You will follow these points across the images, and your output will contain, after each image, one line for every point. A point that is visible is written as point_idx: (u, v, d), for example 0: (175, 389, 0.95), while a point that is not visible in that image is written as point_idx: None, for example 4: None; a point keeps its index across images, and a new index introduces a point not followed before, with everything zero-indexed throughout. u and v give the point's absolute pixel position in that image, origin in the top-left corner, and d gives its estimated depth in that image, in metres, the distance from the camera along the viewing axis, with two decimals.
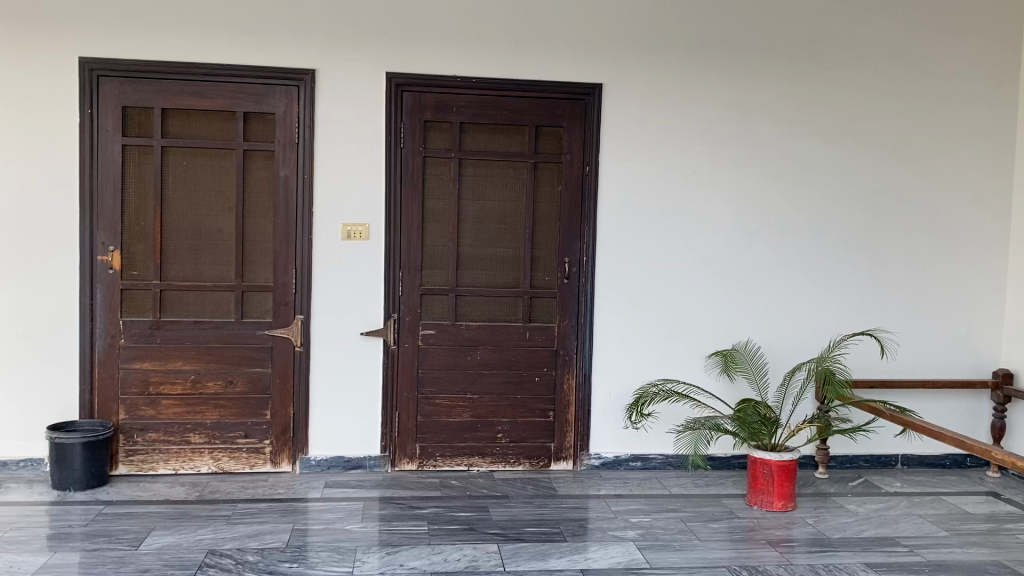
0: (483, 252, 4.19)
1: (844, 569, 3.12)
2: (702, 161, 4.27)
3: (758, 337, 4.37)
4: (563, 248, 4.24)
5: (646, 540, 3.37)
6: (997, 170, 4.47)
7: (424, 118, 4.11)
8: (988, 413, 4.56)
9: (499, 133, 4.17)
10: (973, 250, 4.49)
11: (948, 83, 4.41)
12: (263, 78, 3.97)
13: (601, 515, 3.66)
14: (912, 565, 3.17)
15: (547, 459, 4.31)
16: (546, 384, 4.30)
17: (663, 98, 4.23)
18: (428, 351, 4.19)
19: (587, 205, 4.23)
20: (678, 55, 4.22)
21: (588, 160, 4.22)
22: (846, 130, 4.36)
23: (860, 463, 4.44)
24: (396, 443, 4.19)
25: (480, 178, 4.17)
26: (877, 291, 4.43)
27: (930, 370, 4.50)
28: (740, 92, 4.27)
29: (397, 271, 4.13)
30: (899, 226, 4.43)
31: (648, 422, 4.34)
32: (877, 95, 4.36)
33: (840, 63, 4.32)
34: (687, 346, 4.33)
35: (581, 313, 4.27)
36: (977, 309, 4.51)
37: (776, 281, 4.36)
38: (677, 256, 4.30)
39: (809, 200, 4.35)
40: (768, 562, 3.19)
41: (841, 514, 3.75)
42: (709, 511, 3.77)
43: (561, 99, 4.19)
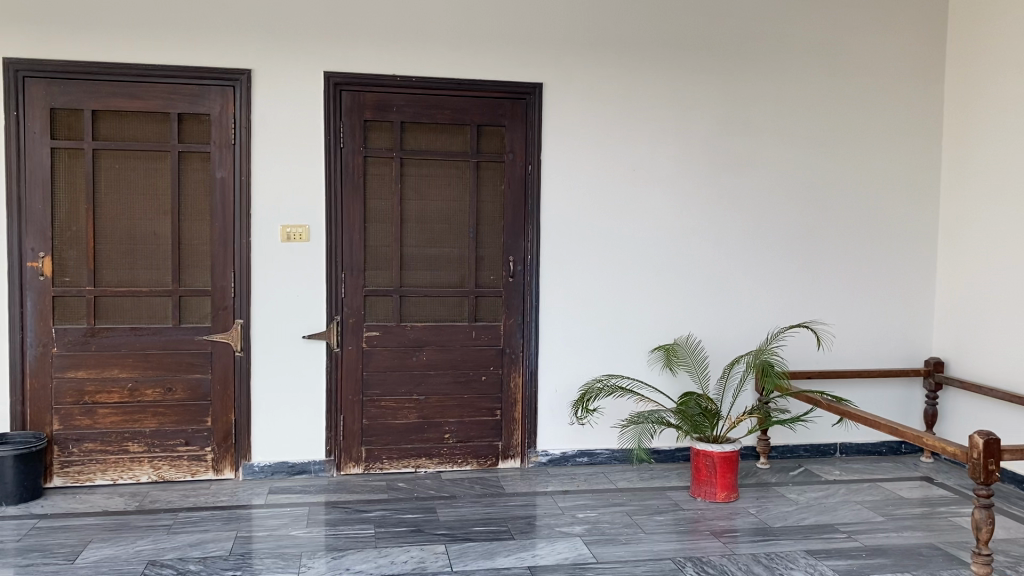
0: (426, 252, 4.18)
1: (785, 556, 3.19)
2: (642, 159, 4.32)
3: (699, 332, 4.44)
4: (508, 246, 4.25)
5: (592, 535, 3.40)
6: (924, 164, 4.61)
7: (364, 118, 4.08)
8: (920, 401, 4.69)
9: (440, 132, 4.16)
10: (904, 244, 4.62)
11: (877, 81, 4.54)
12: (197, 78, 3.90)
13: (548, 511, 3.68)
14: (850, 550, 3.26)
15: (494, 458, 4.31)
16: (493, 383, 4.30)
17: (601, 97, 4.26)
18: (372, 354, 4.16)
19: (530, 204, 4.24)
20: (616, 54, 4.26)
21: (530, 159, 4.23)
22: (782, 126, 4.44)
23: (800, 452, 4.54)
24: (341, 447, 4.15)
25: (422, 177, 4.16)
26: (813, 285, 4.54)
27: (864, 360, 4.62)
28: (677, 91, 4.33)
29: (339, 273, 4.09)
30: (834, 220, 4.54)
31: (594, 418, 4.37)
32: (810, 92, 4.46)
33: (773, 62, 4.41)
34: (631, 342, 4.38)
35: (527, 312, 4.28)
36: (908, 301, 4.64)
37: (716, 276, 4.43)
38: (619, 253, 4.33)
39: (746, 197, 4.43)
40: (712, 552, 3.24)
41: (782, 503, 3.83)
42: (654, 504, 3.81)
43: (502, 98, 4.20)
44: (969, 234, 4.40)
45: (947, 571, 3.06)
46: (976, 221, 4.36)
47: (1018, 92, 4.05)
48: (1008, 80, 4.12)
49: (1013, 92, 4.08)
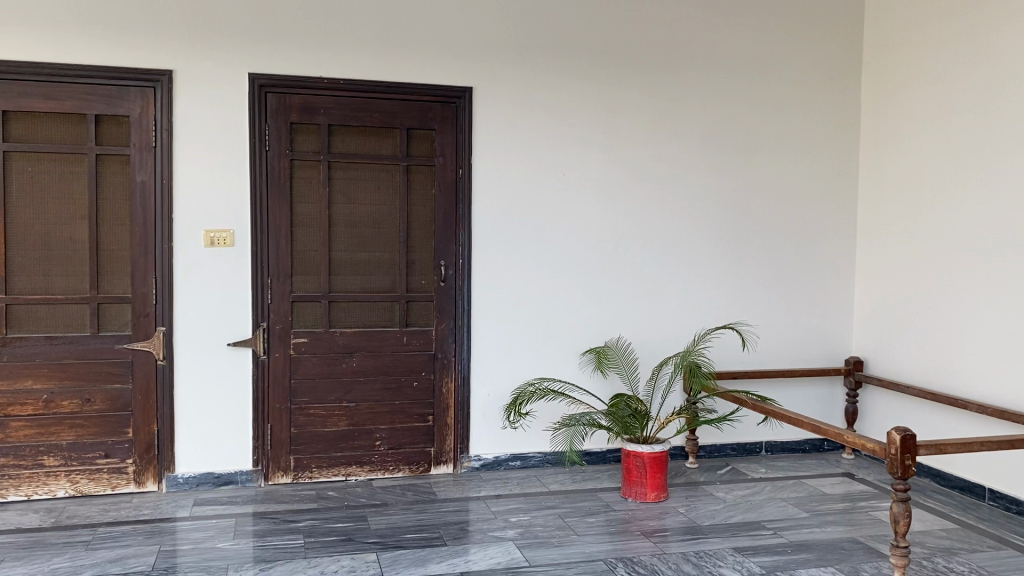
0: (356, 257, 4.12)
1: (714, 554, 3.24)
2: (571, 163, 4.35)
3: (629, 334, 4.48)
4: (439, 251, 4.23)
5: (525, 539, 3.40)
6: (843, 170, 4.76)
7: (290, 120, 4.00)
8: (840, 399, 4.83)
9: (369, 135, 4.11)
10: (825, 246, 4.75)
11: (798, 88, 4.67)
12: (115, 78, 3.77)
13: (481, 516, 3.67)
14: (776, 546, 3.33)
15: (426, 464, 4.28)
16: (425, 389, 4.26)
17: (531, 101, 4.28)
18: (300, 360, 4.08)
19: (461, 209, 4.23)
20: (545, 59, 4.29)
21: (461, 163, 4.22)
22: (707, 132, 4.53)
23: (727, 451, 4.63)
24: (268, 457, 4.06)
25: (350, 180, 4.10)
26: (738, 287, 4.63)
27: (788, 360, 4.74)
28: (605, 96, 4.38)
29: (265, 278, 4.01)
30: (758, 224, 4.64)
31: (526, 421, 4.37)
32: (734, 98, 4.56)
33: (699, 69, 4.50)
34: (563, 345, 4.40)
35: (459, 316, 4.26)
36: (828, 302, 4.78)
37: (645, 280, 4.49)
38: (549, 257, 4.35)
39: (673, 201, 4.50)
40: (643, 552, 3.27)
41: (710, 501, 3.90)
42: (586, 505, 3.83)
43: (432, 102, 4.17)
44: (886, 237, 4.56)
45: (868, 563, 3.15)
46: (892, 224, 4.51)
47: (930, 100, 4.21)
48: (920, 89, 4.29)
49: (926, 100, 4.24)
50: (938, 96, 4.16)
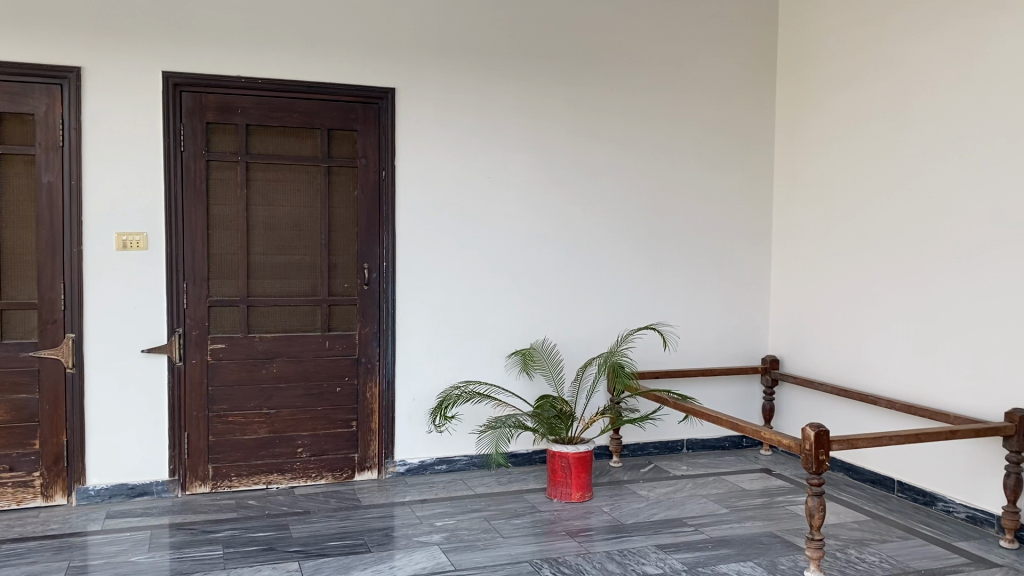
0: (276, 260, 4.04)
1: (637, 552, 3.28)
2: (495, 165, 4.35)
3: (554, 336, 4.51)
4: (362, 253, 4.18)
5: (450, 543, 3.38)
6: (759, 174, 4.89)
7: (206, 120, 3.90)
8: (758, 396, 4.96)
9: (289, 136, 4.04)
10: (742, 248, 4.88)
11: (717, 93, 4.77)
12: (19, 75, 3.61)
13: (406, 521, 3.63)
14: (697, 543, 3.39)
15: (350, 471, 4.22)
16: (348, 394, 4.20)
17: (454, 102, 4.26)
18: (217, 366, 3.98)
19: (384, 210, 4.18)
20: (468, 61, 4.28)
21: (383, 164, 4.17)
22: (629, 136, 4.60)
23: (650, 450, 4.70)
24: (186, 466, 3.94)
25: (270, 182, 4.02)
26: (660, 287, 4.71)
27: (708, 359, 4.84)
28: (528, 98, 4.40)
29: (180, 282, 3.90)
30: (678, 226, 4.73)
31: (452, 425, 4.35)
32: (654, 102, 4.64)
33: (620, 73, 4.56)
34: (488, 348, 4.39)
35: (383, 320, 4.21)
36: (746, 302, 4.91)
37: (569, 281, 4.52)
38: (474, 259, 4.34)
39: (596, 203, 4.55)
40: (568, 552, 3.29)
41: (634, 500, 3.95)
42: (511, 507, 3.84)
43: (354, 102, 4.12)
44: (800, 240, 4.70)
45: (785, 556, 3.24)
46: (805, 227, 4.65)
47: (842, 108, 4.36)
48: (832, 97, 4.44)
49: (838, 108, 4.39)
50: (849, 103, 4.31)
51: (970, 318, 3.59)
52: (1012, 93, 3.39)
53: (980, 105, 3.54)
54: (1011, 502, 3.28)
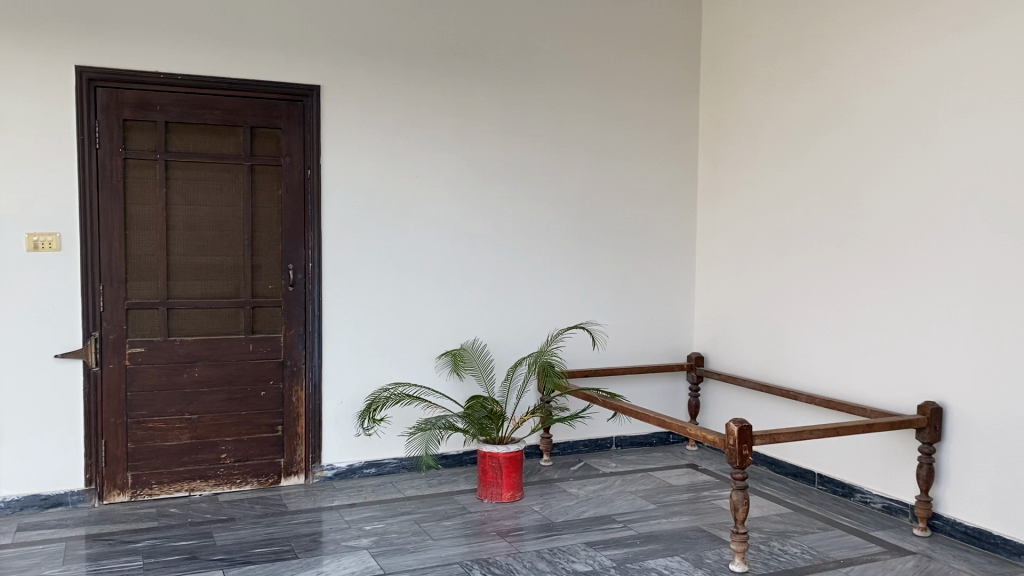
0: (197, 261, 3.93)
1: (567, 550, 3.29)
2: (424, 165, 4.32)
3: (484, 336, 4.50)
4: (287, 254, 4.10)
5: (379, 547, 3.34)
6: (683, 175, 4.97)
7: (122, 117, 3.78)
8: (684, 393, 5.04)
9: (210, 133, 3.94)
10: (668, 247, 4.95)
11: (643, 94, 4.84)
12: None
13: (334, 526, 3.58)
14: (626, 539, 3.42)
15: (276, 476, 4.13)
16: (273, 398, 4.12)
17: (381, 101, 4.22)
18: (136, 371, 3.85)
19: (309, 210, 4.11)
20: (396, 59, 4.24)
21: (308, 163, 4.10)
22: (557, 135, 4.62)
23: (580, 448, 4.73)
24: (103, 474, 3.80)
25: (190, 181, 3.91)
26: (588, 286, 4.75)
27: (636, 357, 4.90)
28: (456, 98, 4.38)
29: (96, 284, 3.76)
30: (606, 225, 4.77)
31: (381, 428, 4.30)
32: (581, 102, 4.68)
33: (547, 74, 4.59)
34: (417, 349, 4.35)
35: (309, 321, 4.14)
36: (672, 300, 4.98)
37: (498, 281, 4.52)
38: (402, 259, 4.30)
39: (525, 203, 4.56)
40: (498, 552, 3.28)
41: (564, 498, 3.97)
42: (441, 509, 3.81)
43: (277, 99, 4.04)
44: (723, 239, 4.79)
45: (711, 550, 3.30)
46: (729, 227, 4.75)
47: (763, 110, 4.47)
48: (753, 98, 4.54)
49: (759, 110, 4.49)
50: (770, 106, 4.41)
51: (885, 314, 3.71)
52: (923, 98, 3.52)
53: (893, 109, 3.67)
54: (924, 491, 3.40)
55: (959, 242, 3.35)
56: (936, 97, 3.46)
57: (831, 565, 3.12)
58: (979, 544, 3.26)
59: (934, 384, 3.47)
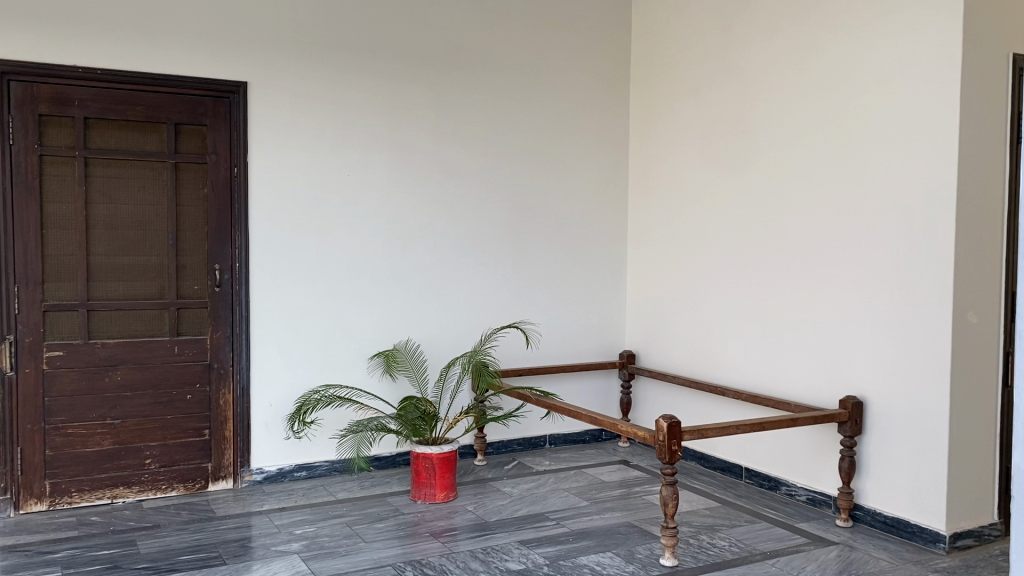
0: (119, 261, 3.82)
1: (501, 549, 3.30)
2: (355, 163, 4.27)
3: (417, 336, 4.47)
4: (213, 253, 4.01)
5: (311, 551, 3.29)
6: (615, 174, 5.03)
7: (38, 112, 3.64)
8: (616, 390, 5.10)
9: (132, 130, 3.83)
10: (600, 246, 5.00)
11: (574, 95, 4.87)
12: None
13: (264, 531, 3.51)
14: (559, 536, 3.44)
15: (203, 481, 4.03)
16: (199, 401, 4.02)
17: (311, 98, 4.16)
18: (54, 375, 3.72)
19: (236, 209, 4.02)
20: (325, 56, 4.19)
21: (235, 161, 4.02)
22: (489, 134, 4.62)
23: (514, 446, 4.74)
24: (19, 483, 3.66)
25: (111, 179, 3.80)
26: (521, 284, 4.76)
27: (569, 356, 4.93)
28: (387, 96, 4.34)
29: (11, 286, 3.62)
30: (538, 224, 4.80)
31: (311, 430, 4.23)
32: (513, 101, 4.69)
33: (479, 73, 4.58)
34: (349, 350, 4.30)
35: (236, 323, 4.05)
36: (605, 298, 5.03)
37: (431, 280, 4.50)
38: (333, 259, 4.24)
39: (457, 202, 4.55)
40: (432, 553, 3.27)
41: (498, 497, 3.97)
42: (374, 511, 3.77)
43: (202, 96, 3.95)
44: (654, 238, 4.86)
45: (642, 545, 3.34)
46: (659, 226, 4.82)
47: (690, 111, 4.55)
48: (681, 100, 4.62)
49: (687, 110, 4.57)
50: (698, 107, 4.49)
51: (809, 311, 3.81)
52: (843, 101, 3.62)
53: (815, 111, 3.77)
54: (846, 483, 3.51)
55: (878, 241, 3.46)
56: (855, 99, 3.56)
57: (758, 557, 3.19)
58: (898, 533, 3.37)
59: (855, 379, 3.58)
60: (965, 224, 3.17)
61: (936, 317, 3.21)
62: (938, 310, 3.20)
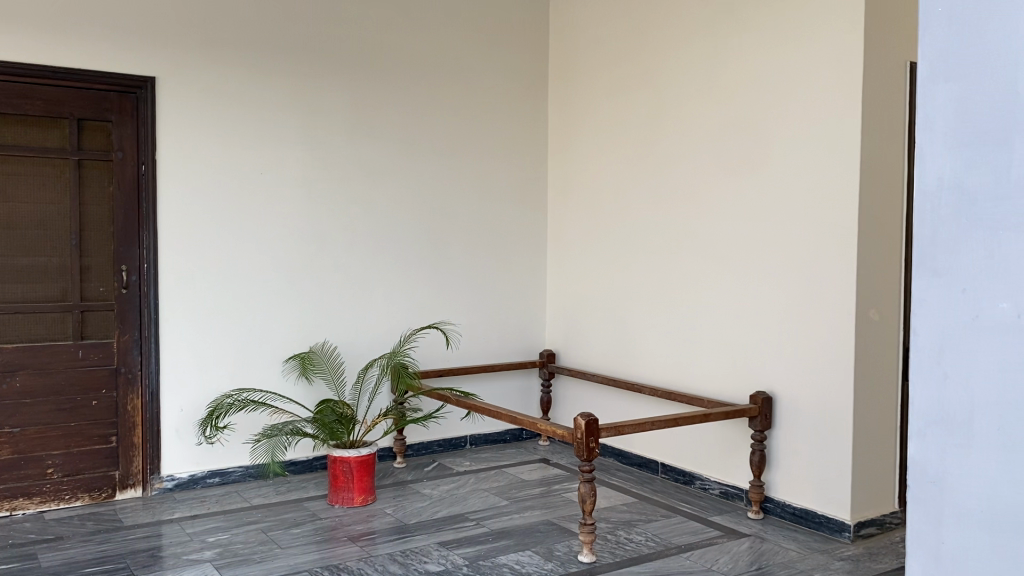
0: (17, 262, 3.66)
1: (420, 551, 3.28)
2: (269, 161, 4.19)
3: (334, 338, 4.40)
4: (119, 254, 3.87)
5: (224, 558, 3.21)
6: (534, 174, 5.06)
7: None
8: (536, 390, 5.13)
9: (31, 126, 3.68)
10: (519, 245, 5.02)
11: (492, 94, 4.88)
12: None
13: (175, 540, 3.41)
14: (478, 536, 3.44)
15: (110, 490, 3.89)
16: (105, 407, 3.88)
17: (222, 94, 4.05)
18: None
19: (144, 208, 3.89)
20: (237, 51, 4.09)
21: (143, 158, 3.89)
22: (407, 133, 4.59)
23: (434, 448, 4.72)
24: None
25: (8, 176, 3.64)
26: (440, 284, 4.74)
27: (489, 356, 4.93)
28: (303, 93, 4.27)
29: None
30: (457, 224, 4.79)
31: (224, 436, 4.13)
32: (432, 101, 4.67)
33: (397, 71, 4.55)
34: (263, 352, 4.21)
35: (145, 326, 3.92)
36: (524, 298, 5.06)
37: (349, 280, 4.44)
38: (247, 259, 4.15)
39: (376, 201, 4.51)
40: (350, 557, 3.22)
41: (417, 499, 3.94)
42: (290, 516, 3.70)
43: (107, 91, 3.82)
44: (573, 238, 4.91)
45: (561, 543, 3.36)
46: (577, 226, 4.87)
47: (607, 111, 4.61)
48: (598, 100, 4.68)
49: (604, 111, 4.63)
50: (614, 108, 4.56)
51: (721, 308, 3.91)
52: (752, 104, 3.73)
53: (725, 113, 3.86)
54: (757, 476, 3.61)
55: (786, 239, 3.57)
56: (763, 103, 3.67)
57: (673, 550, 3.25)
58: (805, 523, 3.48)
59: (764, 375, 3.68)
60: (867, 223, 3.30)
61: (841, 313, 3.32)
62: (843, 306, 3.32)
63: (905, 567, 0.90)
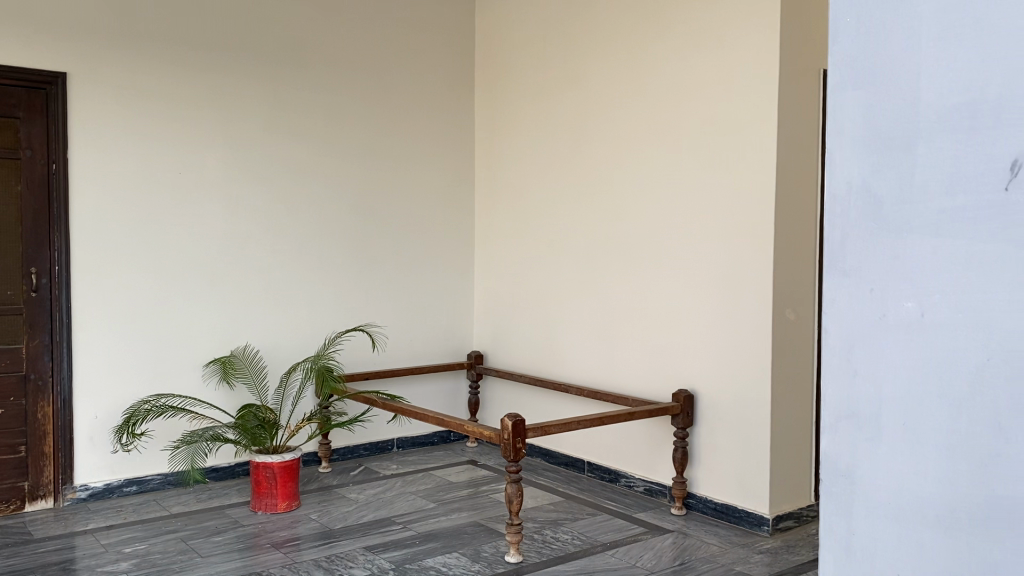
0: None
1: (345, 557, 3.24)
2: (188, 160, 4.08)
3: (257, 341, 4.32)
4: (28, 256, 3.72)
5: (141, 569, 3.11)
6: (461, 175, 5.06)
7: None
8: (463, 391, 5.12)
9: None
10: (446, 246, 5.01)
11: (419, 94, 4.86)
12: None
13: (88, 551, 3.29)
14: (405, 540, 3.42)
15: (20, 501, 3.74)
16: (14, 415, 3.73)
17: (138, 91, 3.94)
18: None
19: (54, 209, 3.75)
20: (153, 47, 3.98)
21: (53, 156, 3.75)
22: (331, 132, 4.54)
23: (360, 451, 4.67)
24: None
25: None
26: (366, 285, 4.70)
27: (417, 358, 4.90)
28: (223, 90, 4.18)
29: None
30: (384, 224, 4.75)
31: (141, 443, 4.01)
32: (357, 99, 4.63)
33: (321, 69, 4.50)
34: (183, 356, 4.10)
35: (56, 331, 3.77)
36: (452, 298, 5.05)
37: (272, 282, 4.37)
38: (165, 261, 4.03)
39: (300, 201, 4.44)
40: (273, 564, 3.17)
41: (342, 504, 3.89)
42: (211, 524, 3.61)
43: (15, 86, 3.68)
44: (500, 238, 4.92)
45: (487, 544, 3.37)
46: (504, 226, 4.89)
47: (532, 112, 4.64)
48: (523, 101, 4.71)
49: (529, 112, 4.66)
50: (539, 110, 4.59)
51: (645, 308, 3.97)
52: (674, 106, 3.80)
53: (648, 116, 3.93)
54: (680, 472, 3.68)
55: (707, 240, 3.64)
56: (684, 106, 3.74)
57: (598, 548, 3.29)
58: (727, 518, 3.56)
59: (687, 373, 3.75)
60: (784, 224, 3.39)
61: (759, 312, 3.41)
62: (761, 306, 3.41)
63: (818, 561, 0.86)
